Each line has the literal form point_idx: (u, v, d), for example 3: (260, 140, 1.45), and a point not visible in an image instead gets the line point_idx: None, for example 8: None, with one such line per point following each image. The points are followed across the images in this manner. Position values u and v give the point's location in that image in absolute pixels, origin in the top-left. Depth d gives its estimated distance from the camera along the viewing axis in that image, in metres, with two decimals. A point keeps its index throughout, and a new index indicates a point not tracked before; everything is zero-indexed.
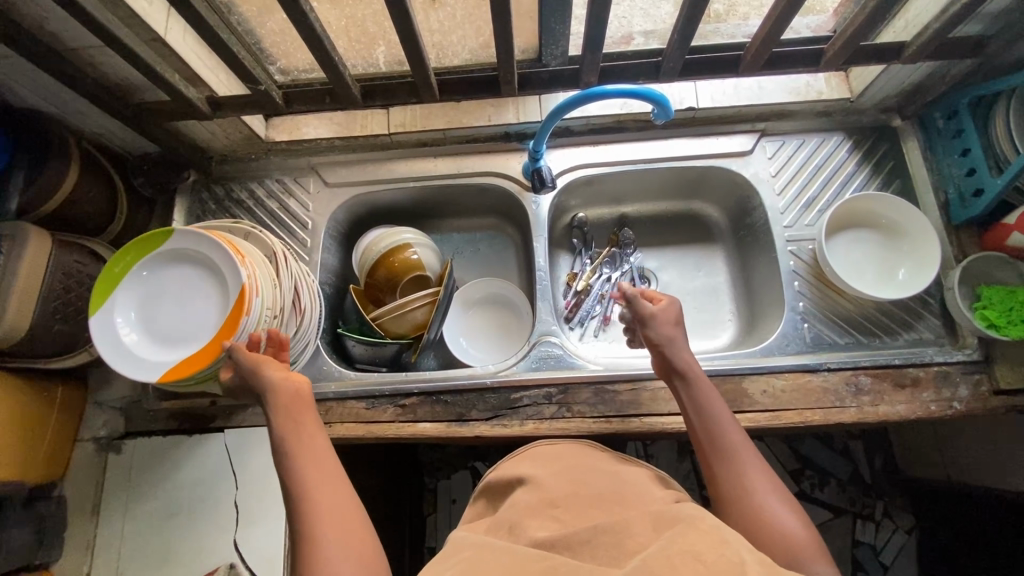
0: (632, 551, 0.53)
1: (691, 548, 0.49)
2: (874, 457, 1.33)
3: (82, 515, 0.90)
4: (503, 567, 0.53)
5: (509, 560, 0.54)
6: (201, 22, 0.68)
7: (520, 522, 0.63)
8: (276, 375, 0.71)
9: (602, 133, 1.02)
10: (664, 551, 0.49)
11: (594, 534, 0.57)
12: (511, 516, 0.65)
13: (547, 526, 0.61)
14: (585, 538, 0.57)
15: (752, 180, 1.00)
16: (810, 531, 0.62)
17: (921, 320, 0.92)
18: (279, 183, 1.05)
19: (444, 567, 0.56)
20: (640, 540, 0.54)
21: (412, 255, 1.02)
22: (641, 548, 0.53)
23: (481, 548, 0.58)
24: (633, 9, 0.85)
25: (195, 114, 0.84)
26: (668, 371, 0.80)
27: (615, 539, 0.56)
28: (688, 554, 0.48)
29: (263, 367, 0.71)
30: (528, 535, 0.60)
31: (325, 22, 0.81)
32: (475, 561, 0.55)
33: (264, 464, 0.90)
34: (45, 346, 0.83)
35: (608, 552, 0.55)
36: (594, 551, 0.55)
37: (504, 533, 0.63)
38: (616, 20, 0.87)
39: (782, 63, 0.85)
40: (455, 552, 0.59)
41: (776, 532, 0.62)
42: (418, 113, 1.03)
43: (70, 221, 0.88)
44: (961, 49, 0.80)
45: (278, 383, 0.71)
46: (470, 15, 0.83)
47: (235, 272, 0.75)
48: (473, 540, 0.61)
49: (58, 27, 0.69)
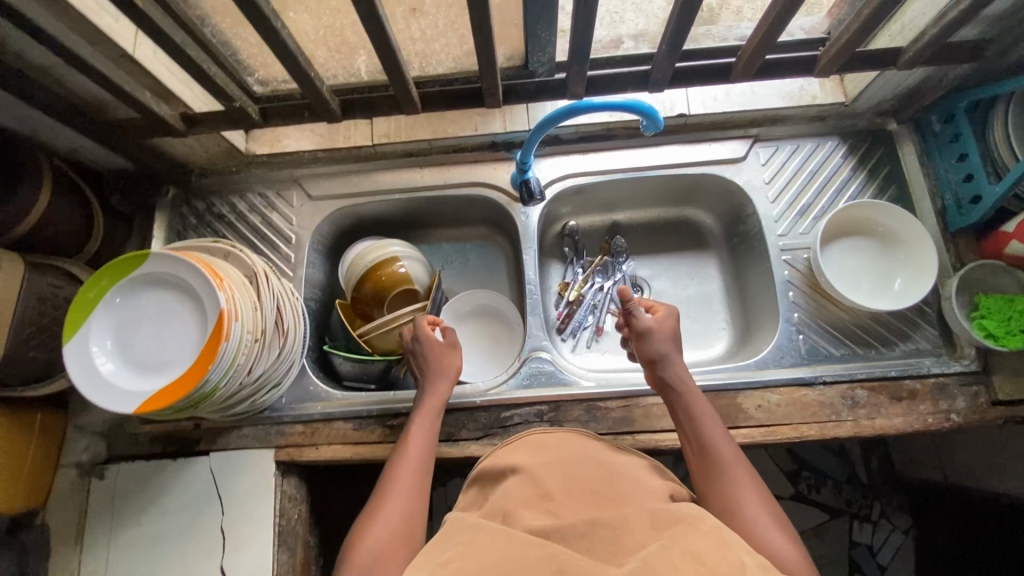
0: (631, 548, 0.53)
1: (691, 548, 0.50)
2: (870, 457, 1.30)
3: (66, 542, 0.88)
4: (502, 556, 0.52)
5: (506, 543, 0.54)
6: (167, 39, 0.65)
7: (513, 511, 0.60)
8: (439, 382, 0.85)
9: (591, 140, 1.00)
10: (665, 551, 0.50)
11: (590, 527, 0.55)
12: (505, 504, 0.62)
13: (540, 516, 0.59)
14: (582, 531, 0.55)
15: (745, 187, 0.98)
16: (800, 548, 0.61)
17: (918, 330, 0.90)
18: (261, 196, 1.02)
19: (440, 547, 0.56)
20: (640, 537, 0.54)
21: (399, 269, 1.00)
22: (640, 546, 0.53)
23: (480, 531, 0.57)
24: (625, 4, 0.80)
25: (168, 131, 0.81)
26: (666, 379, 0.80)
27: (611, 533, 0.55)
28: (690, 555, 0.49)
29: (437, 369, 0.85)
30: (523, 523, 0.58)
31: (303, 33, 0.77)
32: (467, 552, 0.54)
33: (250, 488, 0.88)
34: (19, 373, 0.80)
35: (604, 545, 0.54)
36: (590, 544, 0.54)
37: (497, 521, 0.60)
38: (606, 16, 0.82)
39: (775, 70, 0.82)
40: (450, 534, 0.59)
41: (767, 546, 0.60)
42: (402, 124, 1.00)
43: (43, 243, 0.85)
44: (959, 54, 0.77)
45: (440, 385, 0.84)
46: (453, 23, 0.79)
47: (213, 296, 0.72)
48: (472, 520, 0.60)
49: (18, 47, 0.66)
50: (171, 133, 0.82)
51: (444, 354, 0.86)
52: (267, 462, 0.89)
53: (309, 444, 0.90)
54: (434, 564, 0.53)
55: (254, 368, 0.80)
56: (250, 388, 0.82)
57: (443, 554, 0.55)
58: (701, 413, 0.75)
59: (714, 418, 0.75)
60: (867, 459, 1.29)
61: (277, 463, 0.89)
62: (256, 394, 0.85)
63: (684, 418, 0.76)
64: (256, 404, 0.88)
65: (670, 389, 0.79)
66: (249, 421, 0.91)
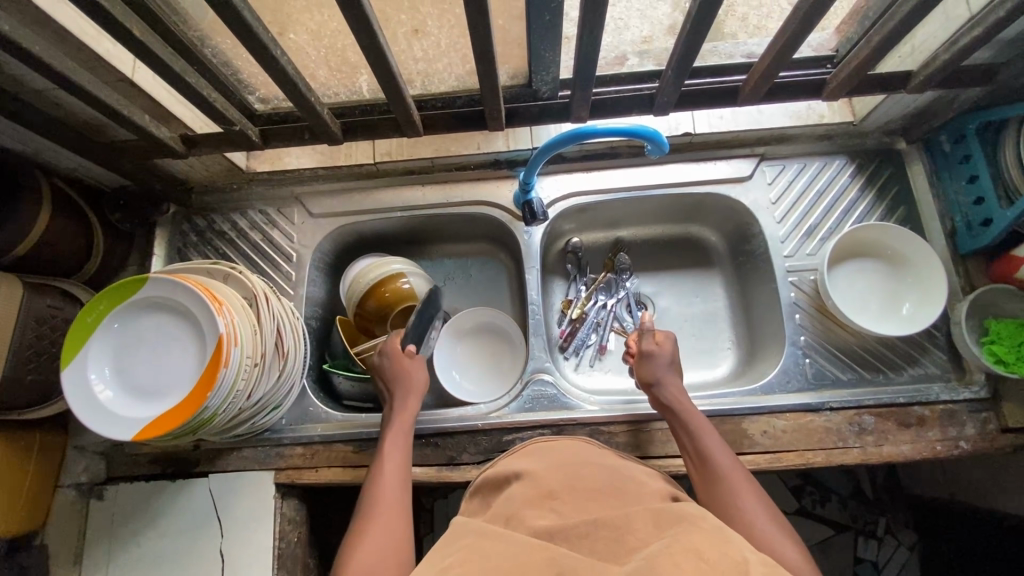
0: (634, 547, 0.50)
1: (694, 546, 0.46)
2: (876, 472, 1.28)
3: (63, 565, 0.87)
4: (503, 559, 0.50)
5: (509, 547, 0.52)
6: (166, 68, 0.64)
7: (517, 512, 0.60)
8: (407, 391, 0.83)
9: (596, 159, 0.98)
10: (668, 548, 0.46)
11: (593, 527, 0.54)
12: (510, 506, 0.62)
13: (546, 516, 0.58)
14: (586, 531, 0.53)
15: (751, 207, 0.96)
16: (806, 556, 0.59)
17: (926, 355, 0.89)
18: (262, 214, 1.02)
19: (442, 555, 0.54)
20: (642, 536, 0.51)
21: (403, 285, 0.98)
22: (643, 544, 0.50)
23: (483, 536, 0.55)
24: (629, 10, 0.79)
25: (167, 152, 0.81)
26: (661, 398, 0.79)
27: (615, 535, 0.52)
28: (692, 552, 0.45)
29: (404, 382, 0.83)
30: (527, 524, 0.57)
31: (304, 54, 0.76)
32: (474, 550, 0.52)
33: (249, 511, 0.88)
34: (17, 397, 0.80)
35: (607, 546, 0.51)
36: (593, 544, 0.52)
37: (501, 523, 0.60)
38: (611, 23, 0.80)
39: (783, 92, 0.81)
40: (456, 539, 0.57)
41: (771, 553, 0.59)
42: (404, 142, 1.00)
43: (43, 263, 0.84)
44: (971, 78, 0.76)
45: (407, 397, 0.82)
46: (456, 43, 0.78)
47: (212, 321, 0.71)
48: (477, 525, 0.58)
49: (15, 71, 0.65)
50: (171, 154, 0.81)
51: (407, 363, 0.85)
52: (267, 485, 0.88)
53: (309, 466, 0.89)
54: (436, 569, 0.50)
55: (253, 392, 0.79)
56: (249, 412, 0.81)
57: (447, 561, 0.51)
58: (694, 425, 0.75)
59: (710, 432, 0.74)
60: (872, 475, 1.27)
61: (277, 485, 0.89)
62: (256, 416, 0.84)
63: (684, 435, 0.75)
64: (256, 426, 0.87)
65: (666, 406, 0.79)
66: (249, 442, 0.91)
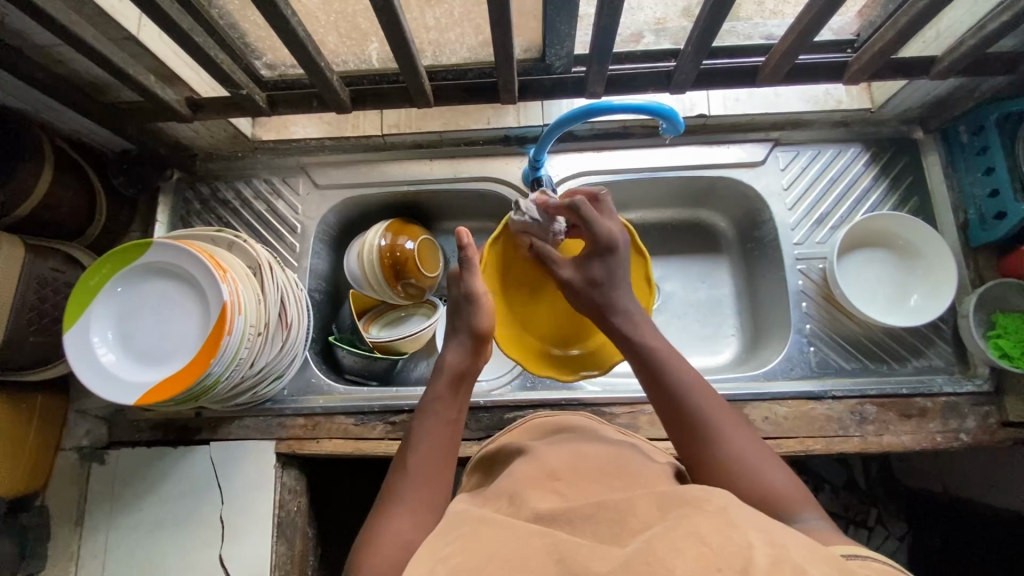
0: (636, 529, 0.46)
1: (696, 528, 0.41)
2: (870, 464, 1.25)
3: (65, 525, 0.88)
4: (501, 542, 0.46)
5: (507, 532, 0.48)
6: (170, 23, 0.63)
7: (520, 492, 0.57)
8: (475, 341, 0.72)
9: (606, 138, 0.97)
10: (670, 532, 0.42)
11: (597, 509, 0.50)
12: (511, 485, 0.59)
13: (549, 497, 0.56)
14: (587, 513, 0.50)
15: (763, 193, 0.95)
16: (798, 483, 0.58)
17: (932, 347, 0.89)
18: (267, 183, 1.00)
19: (438, 542, 0.49)
20: (646, 519, 0.47)
21: (406, 243, 0.96)
22: (645, 528, 0.46)
23: (482, 521, 0.52)
24: None
25: (172, 115, 0.80)
26: (586, 310, 0.73)
27: (617, 517, 0.49)
28: (693, 536, 0.40)
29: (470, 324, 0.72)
30: (531, 507, 0.54)
31: (314, 18, 0.73)
32: (472, 532, 0.49)
33: (250, 479, 0.88)
34: (22, 358, 0.79)
35: (611, 529, 0.48)
36: (596, 527, 0.49)
37: (502, 503, 0.57)
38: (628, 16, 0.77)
39: (803, 74, 0.79)
40: (451, 526, 0.52)
41: (757, 489, 0.57)
42: (413, 114, 0.98)
43: (44, 225, 0.83)
44: (996, 66, 0.74)
45: (456, 352, 0.72)
46: (469, 13, 0.75)
47: (214, 288, 0.70)
48: (477, 510, 0.54)
49: (17, 23, 0.64)
50: (175, 117, 0.80)
51: (486, 304, 0.73)
52: (267, 454, 0.89)
53: (310, 438, 0.89)
54: (433, 559, 0.46)
55: (256, 360, 0.79)
56: (252, 379, 0.81)
57: (443, 548, 0.47)
58: (654, 354, 0.66)
59: (674, 356, 0.67)
60: (866, 465, 1.25)
61: (278, 455, 0.89)
62: (258, 385, 0.84)
63: (645, 368, 0.66)
64: (257, 396, 0.87)
65: (605, 320, 0.71)
66: (251, 412, 0.91)
